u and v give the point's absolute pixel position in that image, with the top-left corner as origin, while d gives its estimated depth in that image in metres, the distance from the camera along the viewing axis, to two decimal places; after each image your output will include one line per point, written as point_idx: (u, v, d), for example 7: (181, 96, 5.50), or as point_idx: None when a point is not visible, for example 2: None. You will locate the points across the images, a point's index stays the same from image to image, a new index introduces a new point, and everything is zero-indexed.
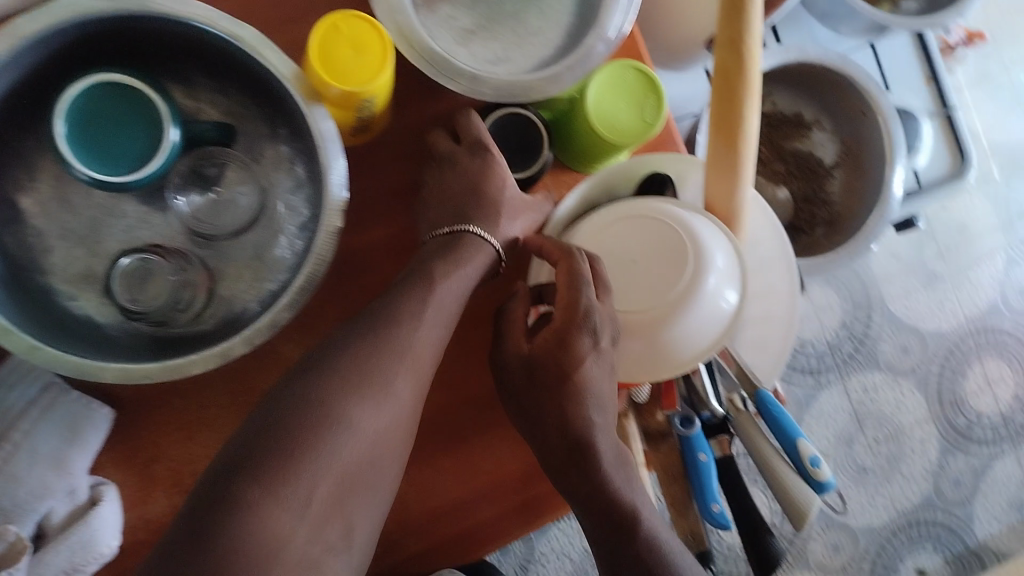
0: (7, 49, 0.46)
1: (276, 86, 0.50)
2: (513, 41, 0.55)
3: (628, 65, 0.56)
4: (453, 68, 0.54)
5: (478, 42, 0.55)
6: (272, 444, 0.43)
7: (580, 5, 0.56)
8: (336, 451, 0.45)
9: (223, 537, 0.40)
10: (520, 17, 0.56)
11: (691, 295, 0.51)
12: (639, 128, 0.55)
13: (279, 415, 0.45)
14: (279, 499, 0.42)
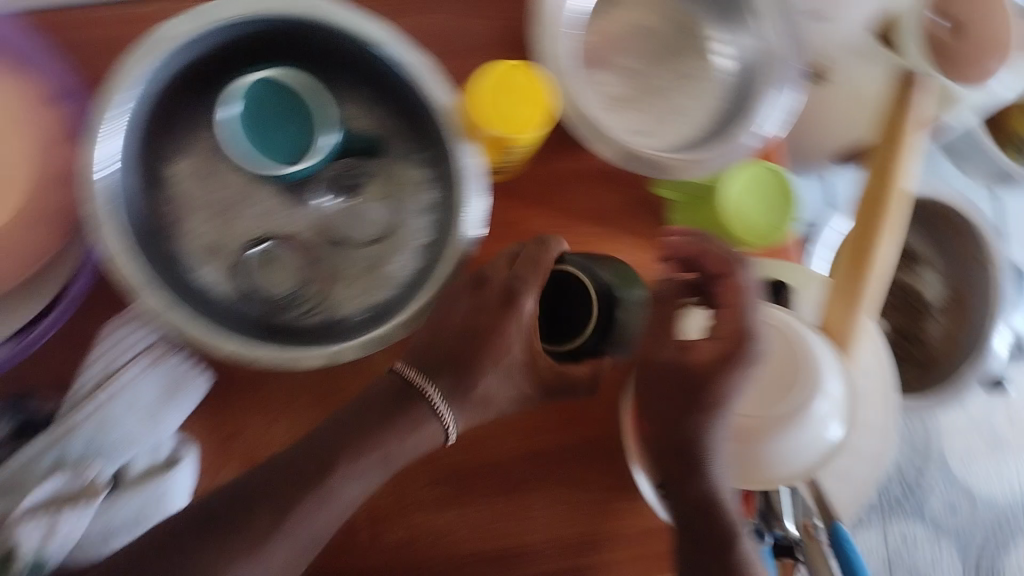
0: (195, 29, 0.49)
1: (434, 113, 0.52)
2: (659, 116, 0.56)
3: (768, 167, 0.54)
4: (600, 129, 0.52)
5: (626, 111, 0.55)
6: (278, 488, 0.47)
7: (732, 95, 0.55)
8: (345, 486, 0.48)
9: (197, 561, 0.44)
10: (669, 94, 0.56)
11: (803, 414, 0.50)
12: (765, 233, 0.54)
13: (312, 452, 0.48)
14: (280, 518, 0.46)
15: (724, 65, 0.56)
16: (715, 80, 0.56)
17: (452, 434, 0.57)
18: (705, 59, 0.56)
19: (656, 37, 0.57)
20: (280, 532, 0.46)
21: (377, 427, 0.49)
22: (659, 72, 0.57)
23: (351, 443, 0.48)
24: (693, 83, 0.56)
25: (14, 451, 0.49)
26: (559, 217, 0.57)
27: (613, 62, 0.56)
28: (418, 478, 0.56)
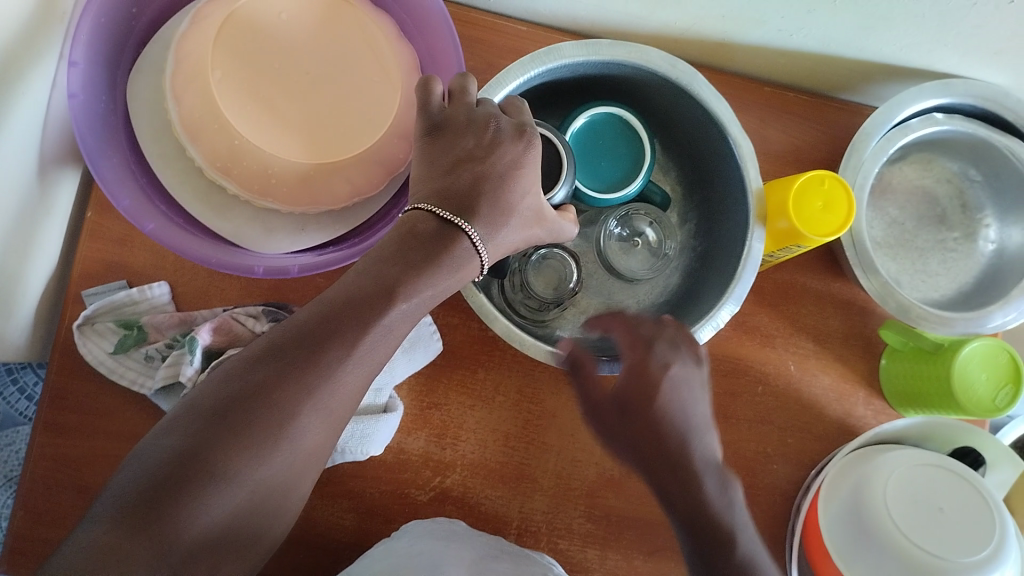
0: (582, 56, 0.51)
1: (739, 203, 0.54)
2: (909, 267, 0.60)
3: (1005, 348, 0.55)
4: (870, 262, 0.57)
5: (882, 255, 0.60)
6: (289, 377, 0.37)
7: (981, 275, 0.60)
8: (397, 318, 0.41)
9: (206, 468, 0.34)
10: (927, 255, 0.60)
11: (976, 569, 0.50)
12: (986, 408, 0.54)
13: (366, 276, 0.41)
14: (345, 358, 0.39)
15: (984, 246, 0.60)
16: (972, 260, 0.60)
17: (604, 472, 0.59)
18: (970, 239, 0.60)
19: (934, 203, 0.61)
20: (346, 367, 0.39)
21: (423, 264, 0.42)
22: (927, 233, 0.61)
23: (396, 278, 0.41)
24: (948, 253, 0.60)
25: None
26: (787, 326, 0.62)
27: (881, 209, 0.61)
28: (558, 505, 0.58)
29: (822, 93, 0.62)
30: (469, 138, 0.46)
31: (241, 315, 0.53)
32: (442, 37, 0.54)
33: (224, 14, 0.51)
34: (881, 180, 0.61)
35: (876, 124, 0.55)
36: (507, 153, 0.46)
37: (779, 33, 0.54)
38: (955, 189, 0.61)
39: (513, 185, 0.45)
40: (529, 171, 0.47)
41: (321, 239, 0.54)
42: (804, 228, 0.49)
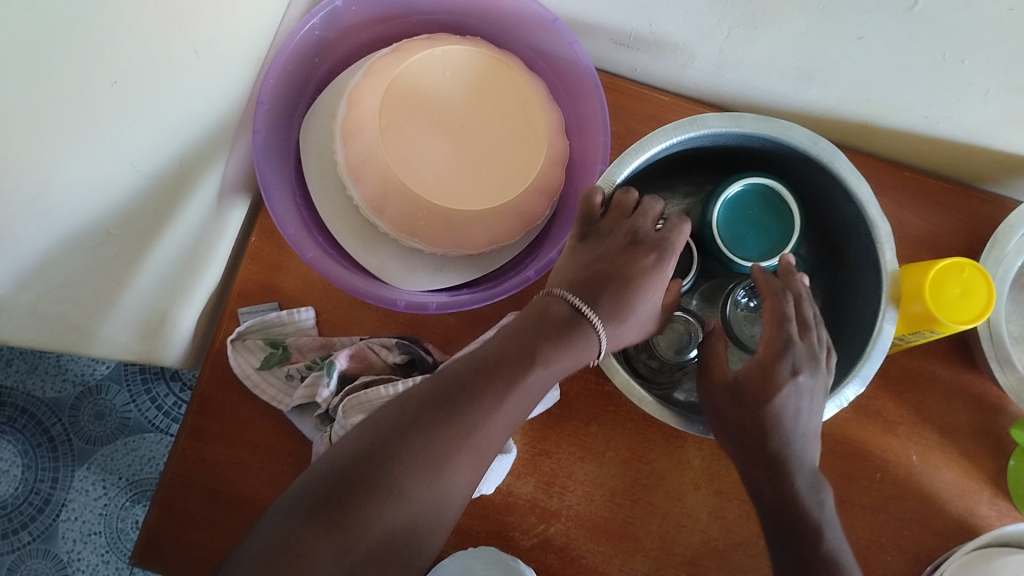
0: (726, 128, 0.53)
1: (871, 283, 0.54)
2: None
3: None
4: (1006, 357, 0.55)
5: None
6: (456, 409, 0.40)
7: None
8: (535, 379, 0.42)
9: (376, 483, 0.38)
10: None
11: None
12: None
13: (509, 344, 0.43)
14: (487, 410, 0.40)
15: None
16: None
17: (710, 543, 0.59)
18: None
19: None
20: (488, 418, 0.40)
21: (560, 338, 0.44)
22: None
23: (537, 347, 0.43)
24: None
25: (396, 377, 0.56)
26: (910, 413, 0.60)
27: None
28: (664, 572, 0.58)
29: (963, 182, 0.62)
30: (614, 243, 0.49)
31: (376, 345, 0.57)
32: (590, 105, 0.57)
33: (393, 71, 0.55)
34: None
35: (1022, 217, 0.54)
36: (638, 262, 0.48)
37: (923, 119, 0.55)
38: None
39: (641, 291, 0.47)
40: (659, 272, 0.48)
41: (458, 279, 0.58)
42: (934, 308, 0.49)
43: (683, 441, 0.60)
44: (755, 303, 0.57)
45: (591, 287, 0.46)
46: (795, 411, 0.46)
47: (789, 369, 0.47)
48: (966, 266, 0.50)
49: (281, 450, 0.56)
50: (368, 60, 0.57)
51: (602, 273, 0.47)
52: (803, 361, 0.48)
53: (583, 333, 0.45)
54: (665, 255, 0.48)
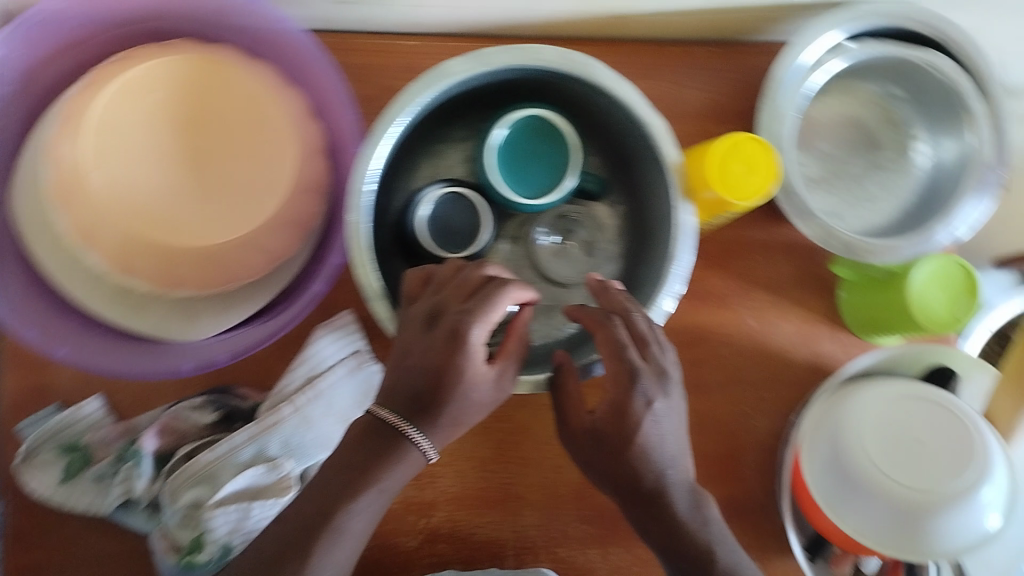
0: (471, 70, 0.48)
1: (663, 184, 0.51)
2: (850, 198, 0.59)
3: (958, 260, 0.55)
4: (806, 208, 0.54)
5: (819, 192, 0.58)
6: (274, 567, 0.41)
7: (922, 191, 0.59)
8: (353, 519, 0.43)
9: None
10: (866, 181, 0.59)
11: (965, 494, 0.49)
12: (946, 321, 0.54)
13: (326, 485, 0.43)
14: (313, 557, 0.41)
15: (919, 163, 0.59)
16: (908, 176, 0.59)
17: None
18: (903, 156, 0.59)
19: (861, 125, 0.60)
20: (317, 565, 0.41)
21: (379, 463, 0.44)
22: (860, 158, 0.59)
23: (358, 479, 0.43)
24: (885, 175, 0.59)
25: (217, 437, 0.51)
26: (738, 282, 0.60)
27: (812, 145, 0.59)
28: (561, 515, 0.58)
29: (730, 38, 0.60)
30: (425, 334, 0.45)
31: (183, 410, 0.51)
32: (322, 83, 0.52)
33: (88, 111, 0.47)
34: (805, 116, 0.59)
35: (788, 69, 0.53)
36: (450, 354, 0.44)
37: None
38: (879, 108, 0.60)
39: (460, 379, 0.44)
40: (473, 350, 0.44)
41: (249, 312, 0.51)
42: (722, 186, 0.48)
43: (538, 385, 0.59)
44: (559, 238, 0.57)
45: (404, 394, 0.44)
46: (656, 443, 0.46)
47: (642, 401, 0.46)
48: (744, 139, 0.49)
49: (121, 556, 0.51)
50: (59, 105, 0.48)
51: (418, 372, 0.44)
52: (653, 386, 0.46)
53: (398, 451, 0.44)
54: (455, 333, 0.44)
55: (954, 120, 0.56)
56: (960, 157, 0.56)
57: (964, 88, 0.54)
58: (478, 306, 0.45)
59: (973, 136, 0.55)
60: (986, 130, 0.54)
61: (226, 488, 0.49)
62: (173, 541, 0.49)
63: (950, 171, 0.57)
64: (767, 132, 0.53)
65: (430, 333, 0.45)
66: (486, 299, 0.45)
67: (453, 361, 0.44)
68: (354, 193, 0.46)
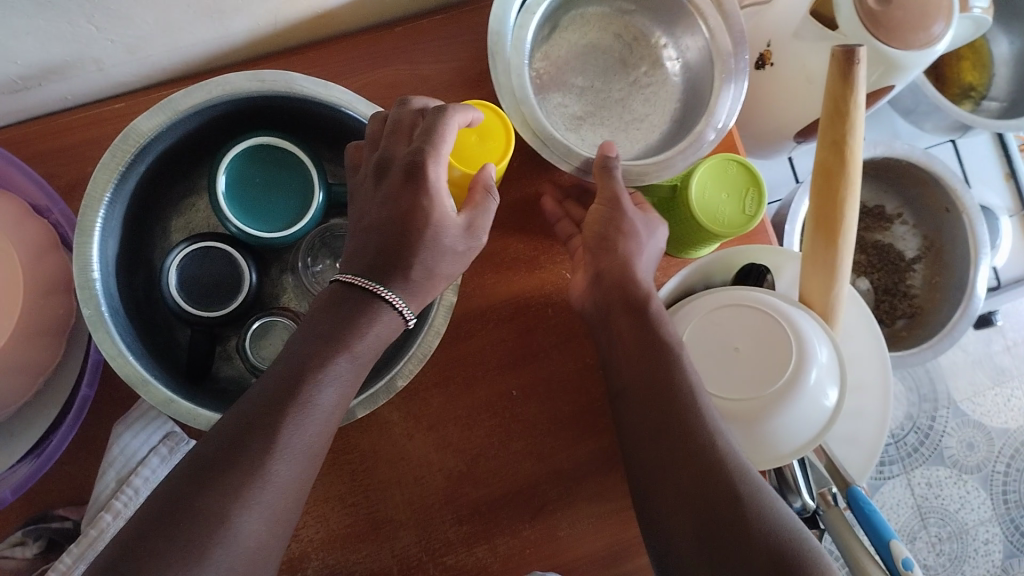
0: (164, 122, 0.47)
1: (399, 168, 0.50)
2: (619, 123, 0.58)
3: (732, 157, 0.54)
4: (568, 150, 0.53)
5: (587, 128, 0.57)
6: (225, 471, 0.38)
7: (685, 94, 0.58)
8: (322, 396, 0.41)
9: (186, 513, 0.36)
10: (630, 103, 0.58)
11: (794, 386, 0.48)
12: (739, 221, 0.53)
13: (292, 361, 0.42)
14: (272, 451, 0.39)
15: (673, 68, 0.59)
16: (669, 86, 0.59)
17: (460, 471, 0.57)
18: (657, 67, 0.59)
19: (607, 50, 0.59)
20: (275, 463, 0.39)
21: (352, 328, 0.43)
22: (616, 82, 0.59)
23: (335, 335, 0.42)
24: (646, 90, 0.58)
25: (47, 566, 0.49)
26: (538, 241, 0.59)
27: (567, 84, 0.58)
28: (438, 523, 0.56)
29: (452, 2, 0.59)
30: (398, 141, 0.46)
31: (3, 551, 0.49)
32: (22, 183, 0.51)
33: None
34: (546, 54, 0.58)
35: (502, 18, 0.53)
36: (413, 162, 0.44)
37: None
38: (615, 27, 0.59)
39: (434, 190, 0.44)
40: (436, 189, 0.44)
41: (35, 437, 0.50)
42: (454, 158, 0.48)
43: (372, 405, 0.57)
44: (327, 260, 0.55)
45: (383, 206, 0.45)
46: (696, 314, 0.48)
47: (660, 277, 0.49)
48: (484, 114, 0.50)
49: None
50: None
51: (396, 178, 0.45)
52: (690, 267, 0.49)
53: (378, 309, 0.43)
54: (413, 170, 0.44)
55: (687, 19, 0.57)
56: (705, 52, 0.57)
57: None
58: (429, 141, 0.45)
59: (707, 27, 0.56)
60: (715, 17, 0.56)
61: None
62: None
63: (703, 67, 0.57)
64: (505, 89, 0.53)
65: (385, 183, 0.45)
66: (437, 135, 0.45)
67: (416, 202, 0.44)
68: (83, 285, 0.45)
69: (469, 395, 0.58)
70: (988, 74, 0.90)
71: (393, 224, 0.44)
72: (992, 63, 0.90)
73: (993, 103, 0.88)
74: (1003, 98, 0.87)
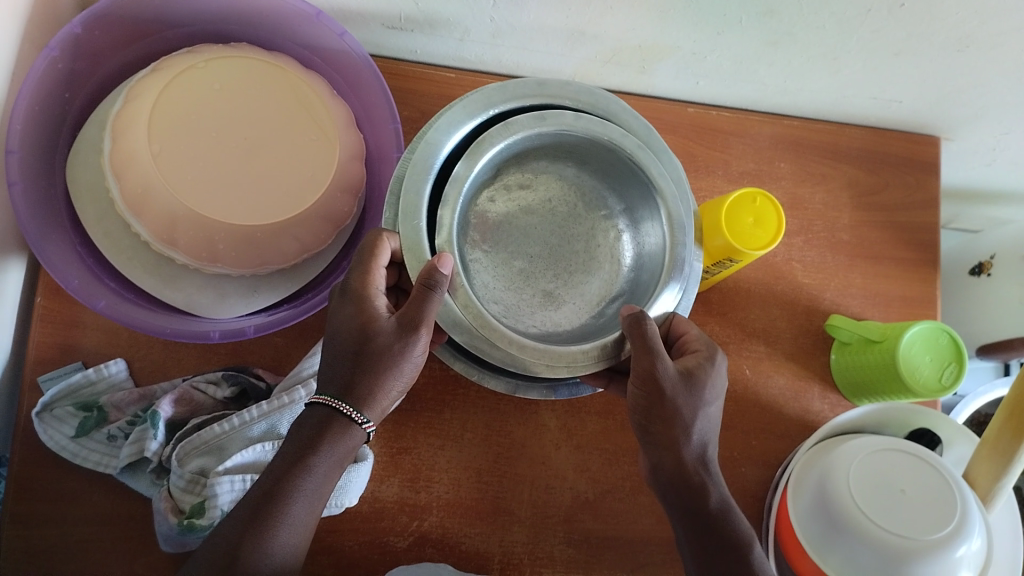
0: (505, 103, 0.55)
1: None
2: (581, 298, 0.53)
3: (947, 329, 0.58)
4: (552, 355, 0.47)
5: (562, 310, 0.53)
6: (263, 514, 0.40)
7: (634, 271, 0.53)
8: (339, 437, 0.43)
9: (227, 555, 0.39)
10: (571, 273, 0.54)
11: (943, 553, 0.50)
12: (934, 386, 0.57)
13: (305, 421, 0.43)
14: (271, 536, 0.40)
15: (624, 242, 0.55)
16: (618, 262, 0.54)
17: (588, 500, 0.60)
18: (600, 232, 0.55)
19: (561, 213, 0.55)
20: (274, 549, 0.40)
21: (313, 446, 0.42)
22: (555, 244, 0.54)
23: (315, 430, 0.43)
24: (593, 262, 0.54)
25: (229, 412, 0.54)
26: (736, 332, 0.63)
27: (515, 252, 0.53)
28: (550, 536, 0.59)
29: (739, 108, 0.67)
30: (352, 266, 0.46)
31: (199, 382, 0.54)
32: (372, 97, 0.57)
33: (156, 82, 0.52)
34: (483, 231, 0.52)
35: (429, 155, 0.47)
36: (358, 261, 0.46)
37: (692, 58, 0.59)
38: (573, 189, 0.55)
39: (371, 289, 0.45)
40: (358, 292, 0.45)
41: (273, 298, 0.55)
42: None
43: (536, 406, 0.61)
44: None
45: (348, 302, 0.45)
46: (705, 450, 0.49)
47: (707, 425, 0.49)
48: (735, 197, 0.54)
49: (116, 517, 0.52)
50: (127, 83, 0.53)
51: (338, 319, 0.45)
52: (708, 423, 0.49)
53: (342, 425, 0.43)
54: (342, 287, 0.46)
55: (645, 189, 0.51)
56: (659, 242, 0.51)
57: (630, 147, 0.50)
58: (365, 253, 0.46)
59: (669, 211, 0.50)
60: (672, 196, 0.50)
61: (232, 458, 0.50)
62: (176, 504, 0.50)
63: (654, 254, 0.52)
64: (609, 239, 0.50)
65: (339, 303, 0.45)
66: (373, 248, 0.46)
67: (360, 308, 0.45)
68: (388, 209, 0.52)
69: (623, 437, 0.61)
70: None
71: (348, 331, 0.44)
72: None
73: None
74: None
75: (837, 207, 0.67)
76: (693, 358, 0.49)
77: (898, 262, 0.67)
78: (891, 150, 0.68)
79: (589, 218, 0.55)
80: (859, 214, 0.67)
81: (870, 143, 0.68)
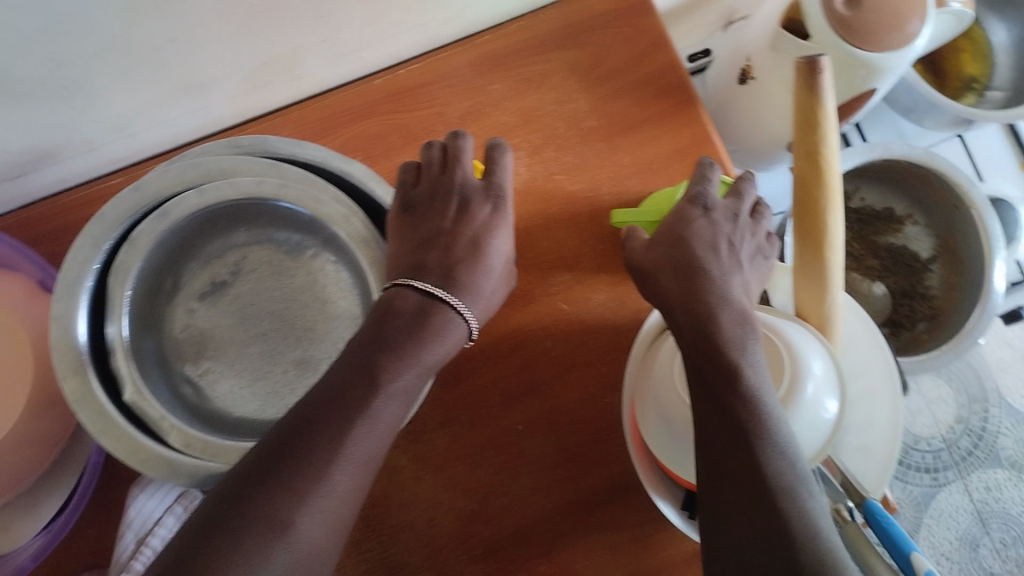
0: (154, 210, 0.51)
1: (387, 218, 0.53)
2: (331, 350, 0.49)
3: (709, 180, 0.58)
4: None
5: (313, 376, 0.48)
6: (269, 479, 0.38)
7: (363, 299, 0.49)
8: (384, 408, 0.42)
9: (233, 544, 0.36)
10: (309, 334, 0.49)
11: (787, 402, 0.47)
12: None
13: (337, 376, 0.43)
14: (299, 507, 0.38)
15: (343, 275, 0.50)
16: (348, 295, 0.49)
17: (475, 512, 0.57)
18: (315, 278, 0.50)
19: (269, 279, 0.50)
20: (303, 520, 0.38)
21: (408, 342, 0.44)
22: (279, 312, 0.49)
23: (389, 361, 0.44)
24: (325, 311, 0.49)
25: None
26: (532, 273, 0.60)
27: (237, 348, 0.48)
28: (456, 563, 0.56)
29: (426, 53, 0.62)
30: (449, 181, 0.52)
31: None
32: (26, 267, 0.54)
33: None
34: (192, 351, 0.48)
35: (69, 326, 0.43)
36: (495, 170, 0.52)
37: (326, 33, 0.55)
38: (267, 251, 0.50)
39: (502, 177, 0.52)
40: (503, 226, 0.51)
41: (53, 508, 0.52)
42: None
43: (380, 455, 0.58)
44: None
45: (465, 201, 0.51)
46: (711, 242, 0.53)
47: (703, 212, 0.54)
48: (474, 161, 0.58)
49: None
50: None
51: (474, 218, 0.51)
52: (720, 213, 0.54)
53: (444, 313, 0.47)
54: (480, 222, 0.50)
55: (316, 217, 0.48)
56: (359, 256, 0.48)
57: (272, 190, 0.47)
58: (491, 171, 0.52)
59: (347, 231, 0.48)
60: (337, 209, 0.47)
61: None
62: None
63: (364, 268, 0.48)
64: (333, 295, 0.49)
65: (448, 216, 0.51)
66: (495, 166, 0.52)
67: (476, 234, 0.50)
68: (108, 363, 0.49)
69: (476, 436, 0.58)
70: (989, 66, 0.87)
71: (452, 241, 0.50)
72: (992, 54, 0.87)
73: (998, 94, 0.86)
74: (1007, 87, 0.85)
75: (570, 97, 0.62)
76: (671, 216, 0.54)
77: (656, 119, 0.62)
78: (597, 11, 0.63)
79: (297, 271, 0.50)
80: (595, 92, 0.62)
81: (571, 16, 0.63)
